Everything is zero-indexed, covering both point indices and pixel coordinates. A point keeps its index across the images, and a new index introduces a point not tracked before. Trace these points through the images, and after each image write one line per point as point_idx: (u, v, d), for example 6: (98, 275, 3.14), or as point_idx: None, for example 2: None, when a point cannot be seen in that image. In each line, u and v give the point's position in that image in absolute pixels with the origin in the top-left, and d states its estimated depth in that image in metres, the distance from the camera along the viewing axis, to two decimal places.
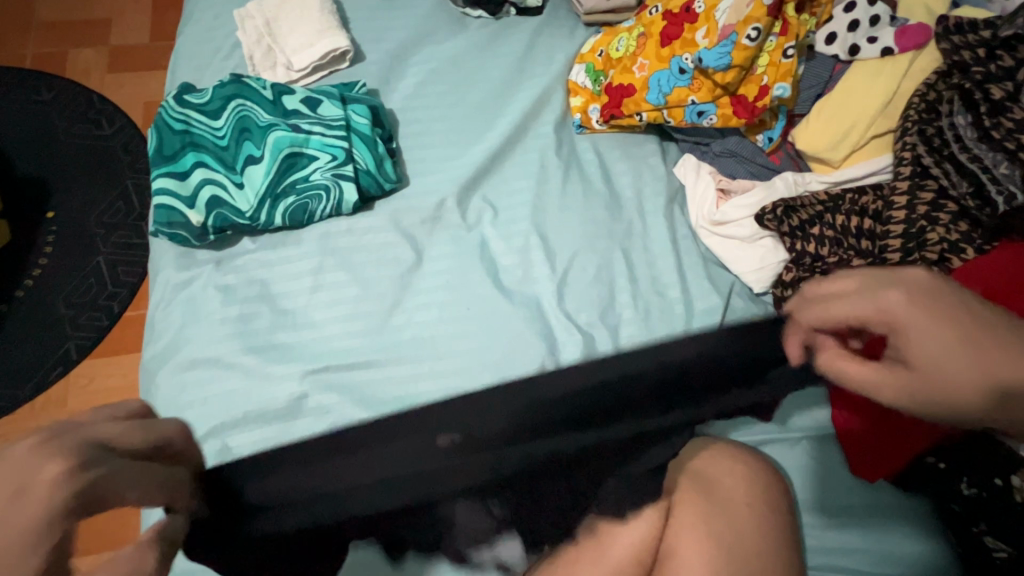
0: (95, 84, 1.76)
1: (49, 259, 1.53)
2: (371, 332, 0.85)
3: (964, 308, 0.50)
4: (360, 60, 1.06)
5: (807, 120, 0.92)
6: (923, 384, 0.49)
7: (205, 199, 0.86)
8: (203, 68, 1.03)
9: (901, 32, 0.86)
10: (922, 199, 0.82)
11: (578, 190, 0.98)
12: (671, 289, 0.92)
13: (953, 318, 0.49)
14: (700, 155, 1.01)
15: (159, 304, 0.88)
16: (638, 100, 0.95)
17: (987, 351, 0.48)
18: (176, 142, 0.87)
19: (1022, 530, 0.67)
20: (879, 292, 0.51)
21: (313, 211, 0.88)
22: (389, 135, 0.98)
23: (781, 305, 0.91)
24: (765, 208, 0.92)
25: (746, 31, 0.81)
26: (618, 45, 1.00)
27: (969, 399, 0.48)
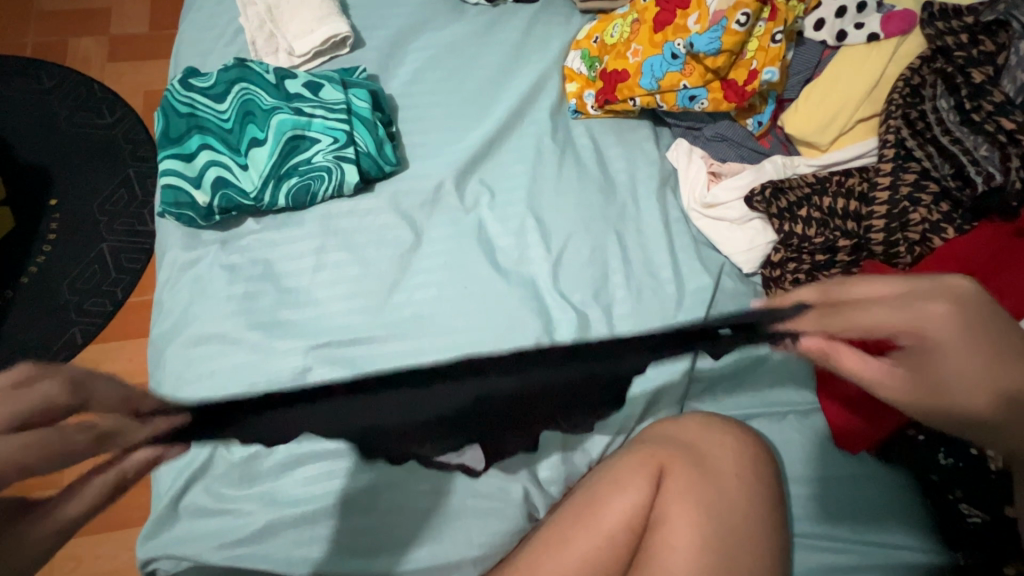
0: (96, 73, 1.78)
1: (54, 246, 1.55)
2: (372, 310, 0.88)
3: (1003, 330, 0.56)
4: (360, 46, 1.08)
5: (796, 104, 0.95)
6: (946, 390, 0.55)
7: (211, 180, 0.88)
8: (205, 54, 1.05)
9: (886, 19, 0.88)
10: (905, 181, 0.85)
11: (573, 174, 1.01)
12: (663, 270, 0.95)
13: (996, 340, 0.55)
14: (694, 139, 1.04)
15: (167, 283, 0.91)
16: (632, 85, 0.98)
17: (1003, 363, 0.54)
18: (181, 125, 0.89)
19: (996, 494, 0.72)
20: (918, 305, 0.57)
21: (315, 192, 0.90)
22: (389, 120, 1.00)
23: (770, 286, 0.95)
24: (754, 190, 0.95)
25: (736, 16, 0.83)
26: (612, 32, 1.02)
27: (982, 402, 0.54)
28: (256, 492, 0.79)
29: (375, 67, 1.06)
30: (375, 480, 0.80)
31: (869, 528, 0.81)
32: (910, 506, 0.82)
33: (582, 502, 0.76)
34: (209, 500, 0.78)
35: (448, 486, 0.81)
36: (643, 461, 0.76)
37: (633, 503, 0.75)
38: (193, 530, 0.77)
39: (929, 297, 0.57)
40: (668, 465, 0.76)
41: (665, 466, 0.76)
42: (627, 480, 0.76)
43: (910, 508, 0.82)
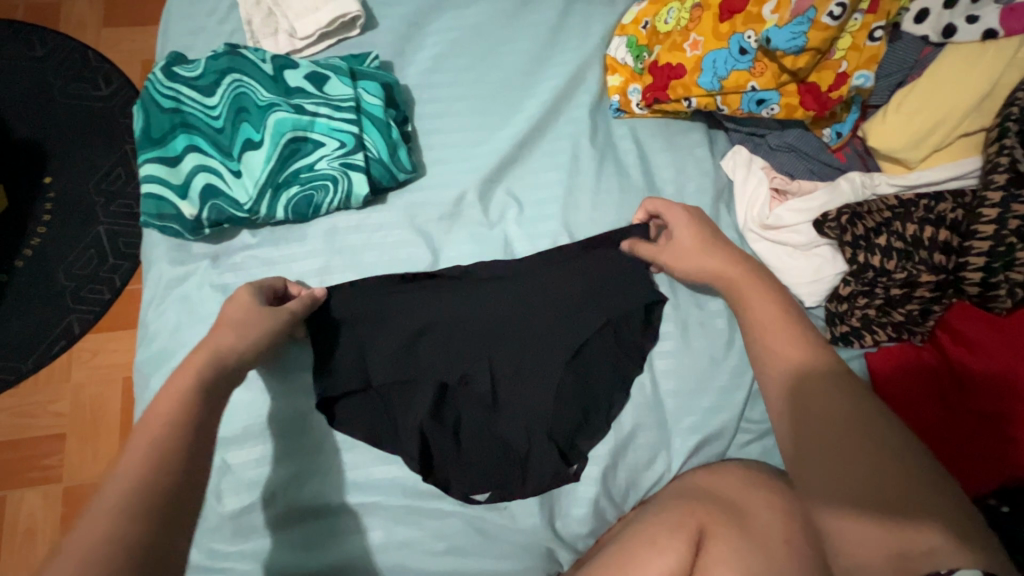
0: (91, 39, 1.64)
1: (48, 228, 1.45)
2: (349, 259, 0.80)
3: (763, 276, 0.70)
4: (372, 26, 0.94)
5: (884, 112, 0.80)
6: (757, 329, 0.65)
7: (199, 188, 0.77)
8: (196, 32, 0.92)
9: (1008, 10, 0.72)
10: (1017, 212, 0.72)
11: (614, 183, 0.88)
12: (712, 301, 0.84)
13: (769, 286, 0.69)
14: (755, 147, 0.90)
15: (151, 302, 0.80)
16: (688, 83, 0.83)
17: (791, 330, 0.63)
18: (165, 122, 0.77)
19: None
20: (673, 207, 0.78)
21: (318, 204, 0.79)
22: (403, 118, 0.87)
23: (835, 323, 0.83)
24: (827, 214, 0.82)
25: (828, 7, 0.70)
26: (666, 17, 0.87)
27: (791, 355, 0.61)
28: (251, 550, 0.69)
29: (391, 52, 0.92)
30: (386, 537, 0.70)
31: None
32: None
33: (612, 565, 0.67)
34: (200, 555, 0.69)
35: (469, 544, 0.71)
36: (680, 519, 0.67)
37: (667, 568, 0.64)
38: None
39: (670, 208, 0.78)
40: (710, 526, 0.66)
41: (703, 526, 0.66)
42: (661, 543, 0.66)
43: None
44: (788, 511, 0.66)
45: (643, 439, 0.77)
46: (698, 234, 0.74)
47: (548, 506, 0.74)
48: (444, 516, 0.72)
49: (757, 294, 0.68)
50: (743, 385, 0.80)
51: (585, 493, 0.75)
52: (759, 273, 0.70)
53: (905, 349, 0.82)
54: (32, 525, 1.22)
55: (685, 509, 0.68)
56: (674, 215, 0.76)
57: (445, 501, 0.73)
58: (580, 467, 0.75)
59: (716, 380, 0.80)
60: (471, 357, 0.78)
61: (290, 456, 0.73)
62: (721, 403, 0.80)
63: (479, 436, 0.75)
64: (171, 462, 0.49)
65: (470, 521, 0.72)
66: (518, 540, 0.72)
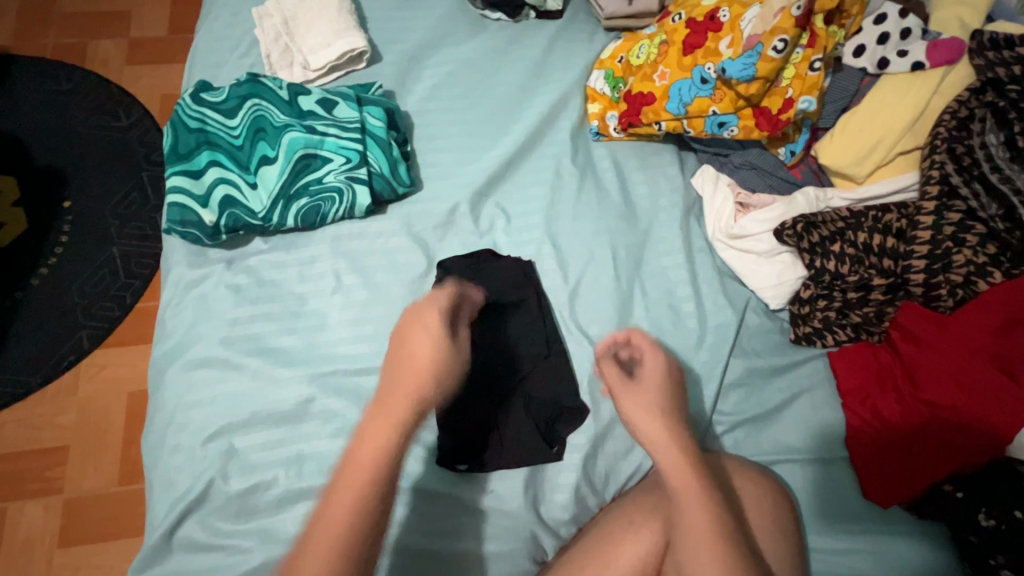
0: (115, 76, 1.77)
1: (65, 248, 1.53)
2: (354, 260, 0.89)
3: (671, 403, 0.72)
4: (376, 60, 1.05)
5: (831, 134, 0.90)
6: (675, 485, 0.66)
7: (219, 198, 0.85)
8: (219, 64, 1.02)
9: (932, 46, 0.83)
10: (950, 220, 0.81)
11: (593, 199, 0.98)
12: (685, 303, 0.92)
13: (671, 416, 0.71)
14: (722, 164, 0.99)
15: (170, 302, 0.87)
16: (657, 109, 0.93)
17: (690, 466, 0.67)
18: (191, 141, 0.87)
19: None
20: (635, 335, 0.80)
21: (325, 213, 0.87)
22: (403, 139, 0.97)
23: (798, 323, 0.91)
24: (785, 223, 0.90)
25: (772, 42, 0.79)
26: (638, 53, 0.98)
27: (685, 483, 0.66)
28: (254, 528, 0.74)
29: (393, 82, 1.03)
30: None
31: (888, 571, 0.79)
32: (932, 554, 0.80)
33: (592, 541, 0.73)
34: (204, 534, 0.74)
35: (458, 526, 0.77)
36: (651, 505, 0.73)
37: (646, 546, 0.70)
38: (185, 565, 0.73)
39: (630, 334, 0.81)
40: None
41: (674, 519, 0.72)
42: (640, 522, 0.72)
43: (925, 548, 0.80)
44: (761, 493, 0.77)
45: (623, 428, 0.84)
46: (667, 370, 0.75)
47: (532, 491, 0.80)
48: (434, 498, 0.78)
49: (651, 400, 0.72)
50: (714, 379, 0.87)
51: (565, 478, 0.80)
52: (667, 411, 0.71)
53: (862, 349, 0.89)
54: (30, 536, 1.25)
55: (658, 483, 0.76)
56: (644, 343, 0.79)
57: (436, 485, 0.79)
58: (562, 449, 0.81)
59: (688, 373, 0.88)
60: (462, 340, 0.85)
61: (288, 441, 0.78)
62: (692, 395, 0.87)
63: (469, 421, 0.81)
64: (326, 529, 0.51)
65: (459, 503, 0.78)
66: (503, 523, 0.77)
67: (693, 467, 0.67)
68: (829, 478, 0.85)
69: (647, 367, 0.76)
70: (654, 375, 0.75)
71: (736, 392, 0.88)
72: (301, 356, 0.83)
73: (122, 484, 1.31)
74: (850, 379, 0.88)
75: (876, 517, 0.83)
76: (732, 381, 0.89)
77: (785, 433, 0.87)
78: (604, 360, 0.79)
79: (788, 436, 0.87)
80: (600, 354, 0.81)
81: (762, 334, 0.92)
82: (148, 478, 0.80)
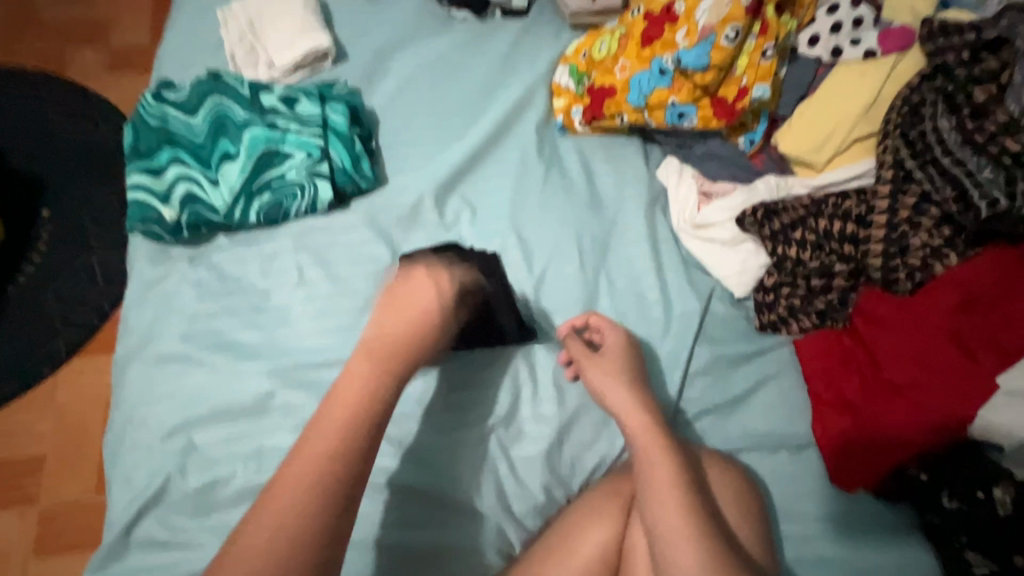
0: (95, 85, 1.78)
1: (43, 256, 1.53)
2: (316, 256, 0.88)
3: (634, 376, 0.79)
4: (342, 58, 1.05)
5: (790, 122, 0.91)
6: (640, 448, 0.71)
7: (180, 195, 0.85)
8: (185, 64, 1.02)
9: (883, 35, 0.86)
10: (904, 204, 0.82)
11: (560, 190, 0.98)
12: (650, 292, 0.91)
13: (634, 389, 0.77)
14: (687, 155, 0.99)
15: (133, 300, 0.87)
16: (619, 100, 0.94)
17: (654, 433, 0.72)
18: (154, 139, 0.87)
19: (1003, 540, 0.71)
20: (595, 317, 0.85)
21: (287, 209, 0.88)
22: (368, 135, 0.97)
23: (763, 310, 0.91)
24: (745, 212, 0.91)
25: (725, 31, 0.82)
26: (600, 47, 0.99)
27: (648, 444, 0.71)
28: (212, 525, 0.73)
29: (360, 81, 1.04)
30: None
31: (854, 555, 0.79)
32: (898, 536, 0.80)
33: (555, 536, 0.72)
34: (163, 531, 0.73)
35: (420, 518, 0.76)
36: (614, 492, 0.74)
37: (608, 535, 0.70)
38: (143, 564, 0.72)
39: (592, 318, 0.86)
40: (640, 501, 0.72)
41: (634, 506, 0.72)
42: (601, 513, 0.72)
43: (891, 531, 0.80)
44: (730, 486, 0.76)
45: (588, 418, 0.83)
46: (627, 348, 0.81)
47: (494, 484, 0.79)
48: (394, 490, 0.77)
49: (615, 380, 0.77)
50: (679, 366, 0.87)
51: (529, 471, 0.80)
52: (633, 383, 0.77)
53: (827, 335, 0.88)
54: (5, 546, 1.24)
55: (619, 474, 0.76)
56: (608, 326, 0.84)
57: (399, 478, 0.78)
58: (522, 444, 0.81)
59: (654, 361, 0.88)
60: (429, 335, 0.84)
61: (248, 436, 0.77)
62: (658, 384, 0.86)
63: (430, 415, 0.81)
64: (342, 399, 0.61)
65: (421, 495, 0.77)
66: (464, 515, 0.77)
67: (658, 434, 0.72)
68: (795, 464, 0.85)
69: (608, 342, 0.82)
70: (616, 350, 0.81)
71: (702, 380, 0.88)
72: (262, 350, 0.82)
73: (99, 492, 1.29)
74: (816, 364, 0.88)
75: (842, 502, 0.83)
76: (698, 369, 0.88)
77: (752, 420, 0.87)
78: (570, 339, 0.83)
79: (754, 422, 0.86)
80: (563, 334, 0.85)
81: (728, 321, 0.92)
82: (107, 477, 0.79)
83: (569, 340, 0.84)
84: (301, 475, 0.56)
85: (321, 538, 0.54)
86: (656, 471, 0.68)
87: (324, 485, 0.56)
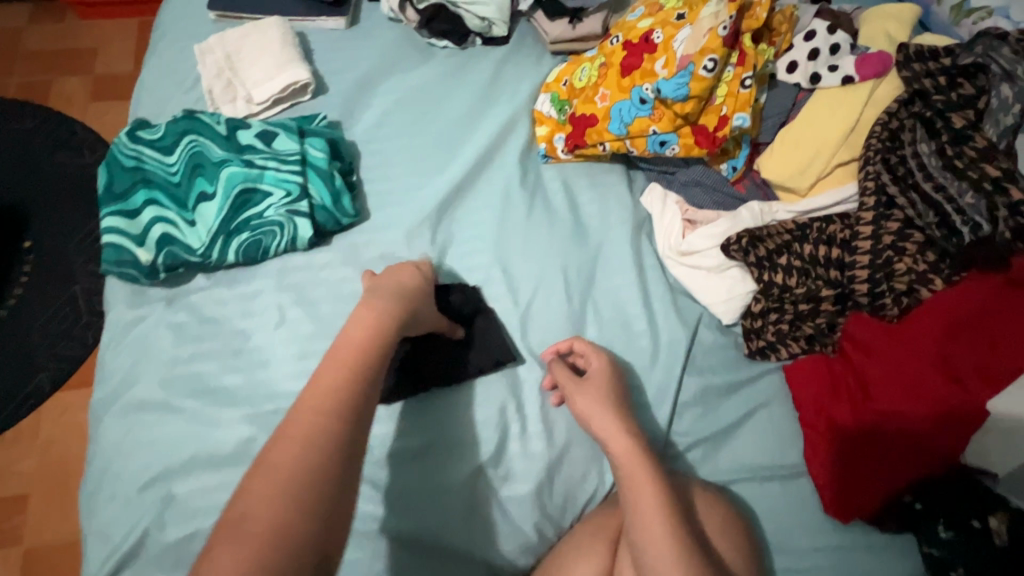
0: (79, 114, 1.76)
1: (25, 289, 1.50)
2: (297, 294, 0.87)
3: (616, 398, 0.77)
4: (322, 91, 1.05)
5: (772, 148, 0.90)
6: (626, 473, 0.70)
7: (156, 237, 0.84)
8: (162, 100, 1.01)
9: (860, 61, 0.85)
10: (888, 229, 0.82)
11: (544, 220, 0.97)
12: (637, 321, 0.90)
13: (617, 412, 0.75)
14: (670, 181, 1.00)
15: (109, 343, 0.85)
16: (600, 130, 0.93)
17: (636, 457, 0.71)
18: (128, 180, 0.86)
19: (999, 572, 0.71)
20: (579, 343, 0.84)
21: (266, 247, 0.86)
22: (348, 168, 0.96)
23: (751, 338, 0.91)
24: (730, 238, 0.90)
25: (703, 61, 0.80)
26: (580, 75, 0.99)
27: (633, 466, 0.70)
28: None
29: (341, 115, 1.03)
30: None
31: None
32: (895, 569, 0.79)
33: None
34: None
35: (406, 566, 0.74)
36: (602, 529, 0.72)
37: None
38: None
39: (575, 342, 0.84)
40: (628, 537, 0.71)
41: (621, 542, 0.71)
42: (590, 553, 0.70)
43: (888, 563, 0.79)
44: (720, 521, 0.75)
45: (577, 454, 0.82)
46: (610, 372, 0.80)
47: (482, 527, 0.77)
48: (380, 535, 0.75)
49: (599, 406, 0.76)
50: (668, 398, 0.86)
51: (518, 512, 0.78)
52: (616, 405, 0.76)
53: (817, 361, 0.87)
54: None
55: (607, 512, 0.75)
56: (591, 350, 0.83)
57: (384, 523, 0.76)
58: (511, 484, 0.79)
59: (643, 392, 0.87)
60: (416, 368, 0.84)
61: (228, 484, 0.75)
62: (647, 416, 0.85)
63: (415, 458, 0.79)
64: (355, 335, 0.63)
65: (406, 542, 0.75)
66: (452, 560, 0.75)
67: (642, 458, 0.71)
68: (789, 495, 0.83)
69: (592, 366, 0.81)
70: (598, 376, 0.80)
71: (691, 409, 0.87)
72: (242, 394, 0.80)
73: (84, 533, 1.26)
74: (805, 390, 0.87)
75: (837, 533, 0.81)
76: (688, 400, 0.87)
77: (742, 450, 0.86)
78: (553, 365, 0.82)
79: (745, 453, 0.85)
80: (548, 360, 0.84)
81: (715, 350, 0.91)
82: (84, 531, 0.76)
83: (552, 364, 0.83)
84: (294, 438, 0.51)
85: (329, 492, 0.50)
86: (642, 498, 0.67)
87: (322, 440, 0.52)
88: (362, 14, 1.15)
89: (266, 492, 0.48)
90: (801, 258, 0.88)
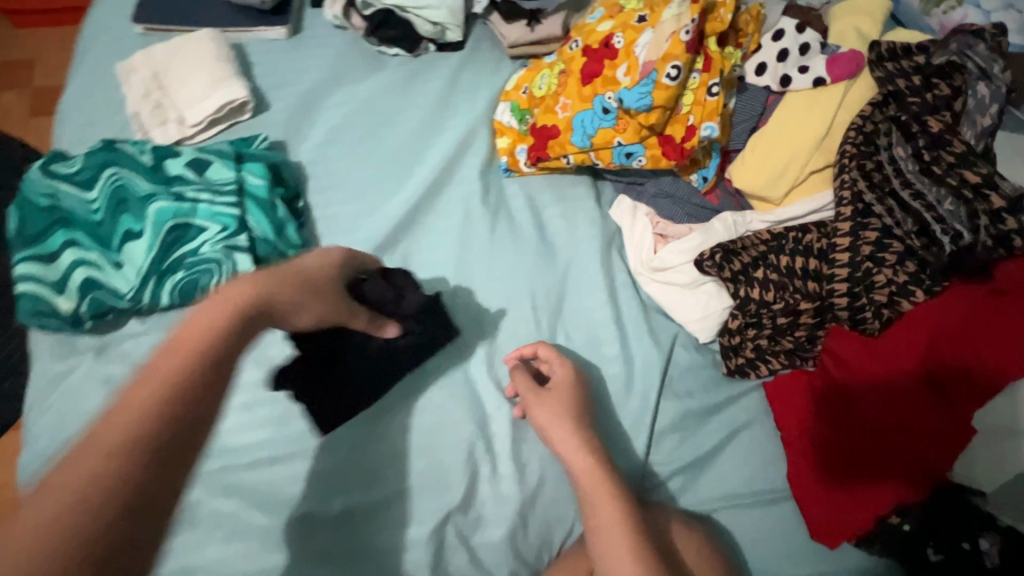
0: (14, 131, 1.64)
1: None
2: None
3: (576, 406, 0.74)
4: (264, 109, 0.97)
5: (742, 156, 0.86)
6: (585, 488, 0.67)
7: (77, 283, 0.75)
8: (86, 125, 0.93)
9: (832, 61, 0.80)
10: (866, 239, 0.78)
11: (507, 240, 0.92)
12: (609, 346, 0.85)
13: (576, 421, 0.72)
14: (640, 191, 0.94)
15: (33, 401, 0.77)
16: (563, 142, 0.88)
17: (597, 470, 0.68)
18: (43, 220, 0.78)
19: None
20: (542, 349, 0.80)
21: (204, 286, 0.77)
22: (293, 194, 0.89)
23: (729, 356, 0.86)
24: (704, 253, 0.86)
25: (666, 69, 0.75)
26: (540, 83, 0.93)
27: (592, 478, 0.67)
28: None
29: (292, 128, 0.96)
30: None
31: None
32: None
33: None
34: None
35: None
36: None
37: None
38: None
39: (538, 348, 0.80)
40: None
41: None
42: None
43: None
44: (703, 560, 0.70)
45: (550, 494, 0.77)
46: (575, 380, 0.77)
47: None
48: None
49: (560, 421, 0.72)
50: (644, 426, 0.81)
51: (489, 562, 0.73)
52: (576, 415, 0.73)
53: (796, 377, 0.83)
54: None
55: (583, 556, 0.70)
56: (555, 357, 0.79)
57: None
58: (481, 532, 0.74)
59: (618, 422, 0.82)
60: (325, 371, 0.70)
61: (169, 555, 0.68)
62: (624, 447, 0.80)
63: (376, 510, 0.73)
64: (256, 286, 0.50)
65: None
66: None
67: (604, 474, 0.68)
68: (774, 523, 0.79)
69: (555, 376, 0.77)
70: (561, 386, 0.76)
71: (670, 436, 0.83)
72: None
73: None
74: (785, 406, 0.83)
75: (825, 560, 0.78)
76: (665, 427, 0.83)
77: (723, 477, 0.82)
78: (515, 374, 0.78)
79: (726, 480, 0.81)
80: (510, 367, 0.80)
81: (692, 371, 0.87)
82: None
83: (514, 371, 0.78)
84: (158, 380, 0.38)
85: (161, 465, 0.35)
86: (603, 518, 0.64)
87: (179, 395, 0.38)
88: (306, 23, 1.06)
89: (89, 452, 0.34)
90: (777, 269, 0.84)
